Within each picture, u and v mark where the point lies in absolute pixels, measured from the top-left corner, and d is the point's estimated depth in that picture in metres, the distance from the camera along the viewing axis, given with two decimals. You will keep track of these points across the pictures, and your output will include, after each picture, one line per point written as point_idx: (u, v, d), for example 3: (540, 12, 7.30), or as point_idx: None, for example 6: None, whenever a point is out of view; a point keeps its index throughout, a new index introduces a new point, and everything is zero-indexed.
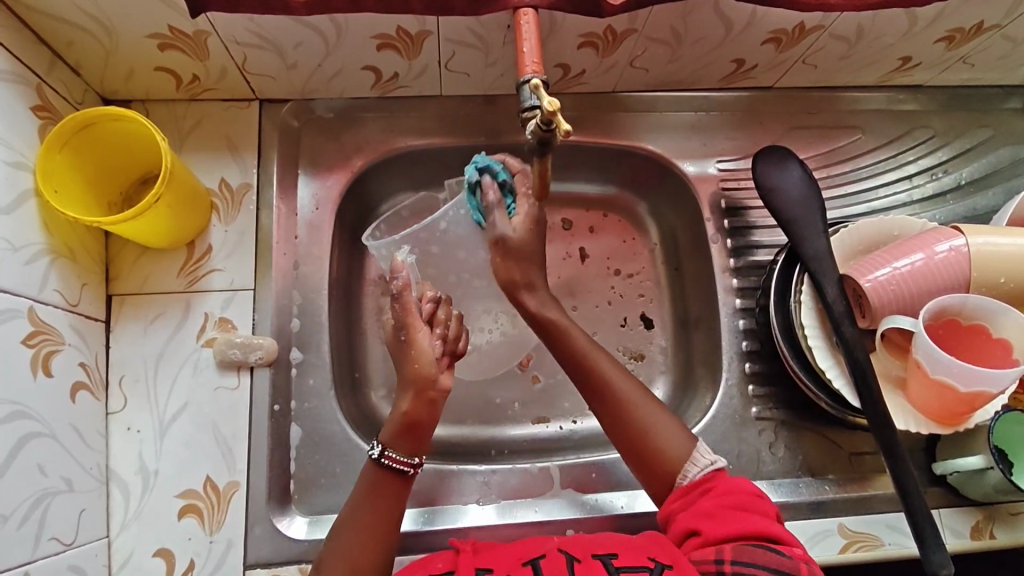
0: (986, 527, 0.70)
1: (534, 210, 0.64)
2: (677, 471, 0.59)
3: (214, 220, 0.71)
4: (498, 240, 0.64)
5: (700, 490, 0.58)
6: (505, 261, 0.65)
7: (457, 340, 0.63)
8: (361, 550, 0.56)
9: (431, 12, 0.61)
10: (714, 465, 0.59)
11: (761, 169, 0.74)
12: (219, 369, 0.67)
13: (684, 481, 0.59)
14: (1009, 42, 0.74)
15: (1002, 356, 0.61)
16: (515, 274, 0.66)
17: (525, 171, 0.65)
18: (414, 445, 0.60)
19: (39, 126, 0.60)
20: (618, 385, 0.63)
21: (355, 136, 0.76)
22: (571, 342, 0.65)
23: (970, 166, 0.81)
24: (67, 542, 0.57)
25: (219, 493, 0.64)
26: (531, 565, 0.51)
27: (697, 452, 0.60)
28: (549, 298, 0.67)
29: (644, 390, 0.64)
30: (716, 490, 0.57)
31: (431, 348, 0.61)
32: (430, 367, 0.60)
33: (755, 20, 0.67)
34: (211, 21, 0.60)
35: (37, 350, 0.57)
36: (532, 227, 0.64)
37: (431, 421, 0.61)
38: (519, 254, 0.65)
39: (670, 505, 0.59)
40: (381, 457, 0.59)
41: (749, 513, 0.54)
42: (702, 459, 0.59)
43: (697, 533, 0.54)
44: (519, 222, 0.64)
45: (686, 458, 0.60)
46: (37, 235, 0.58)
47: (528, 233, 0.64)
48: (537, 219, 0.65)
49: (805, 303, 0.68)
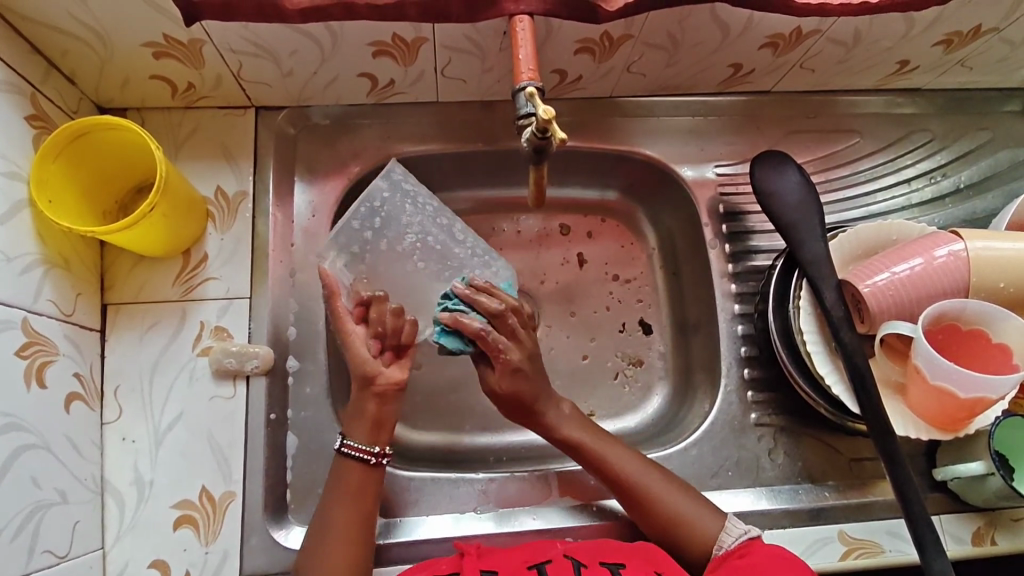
0: (988, 533, 0.70)
1: (512, 359, 0.64)
2: (711, 544, 0.60)
3: (210, 229, 0.70)
4: (491, 393, 0.65)
5: (735, 556, 0.57)
6: (506, 408, 0.66)
7: (397, 334, 0.63)
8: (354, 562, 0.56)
9: (427, 18, 0.61)
10: (747, 534, 0.60)
11: (759, 174, 0.73)
12: (215, 378, 0.67)
13: (719, 551, 0.59)
14: (1008, 44, 0.73)
15: (1002, 362, 0.60)
16: (520, 410, 0.65)
17: (489, 321, 0.63)
18: (373, 434, 0.61)
19: (34, 136, 0.60)
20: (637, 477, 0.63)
21: (351, 143, 0.76)
22: (589, 450, 0.65)
23: (970, 168, 0.81)
24: (61, 554, 0.57)
25: (215, 503, 0.64)
26: (537, 569, 0.52)
27: (728, 522, 0.61)
28: (561, 420, 0.66)
29: (666, 476, 0.64)
30: (755, 551, 0.56)
31: (365, 350, 0.62)
32: (363, 365, 0.61)
33: (752, 24, 0.66)
34: (206, 30, 0.60)
35: (30, 361, 0.56)
36: (516, 377, 0.64)
37: (389, 411, 0.62)
38: (516, 404, 0.65)
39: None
40: (341, 447, 0.61)
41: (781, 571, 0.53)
42: (736, 528, 0.60)
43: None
44: (500, 376, 0.64)
45: (719, 530, 0.60)
46: (31, 246, 0.58)
47: (513, 385, 0.64)
48: (518, 368, 0.64)
49: (804, 309, 0.68)
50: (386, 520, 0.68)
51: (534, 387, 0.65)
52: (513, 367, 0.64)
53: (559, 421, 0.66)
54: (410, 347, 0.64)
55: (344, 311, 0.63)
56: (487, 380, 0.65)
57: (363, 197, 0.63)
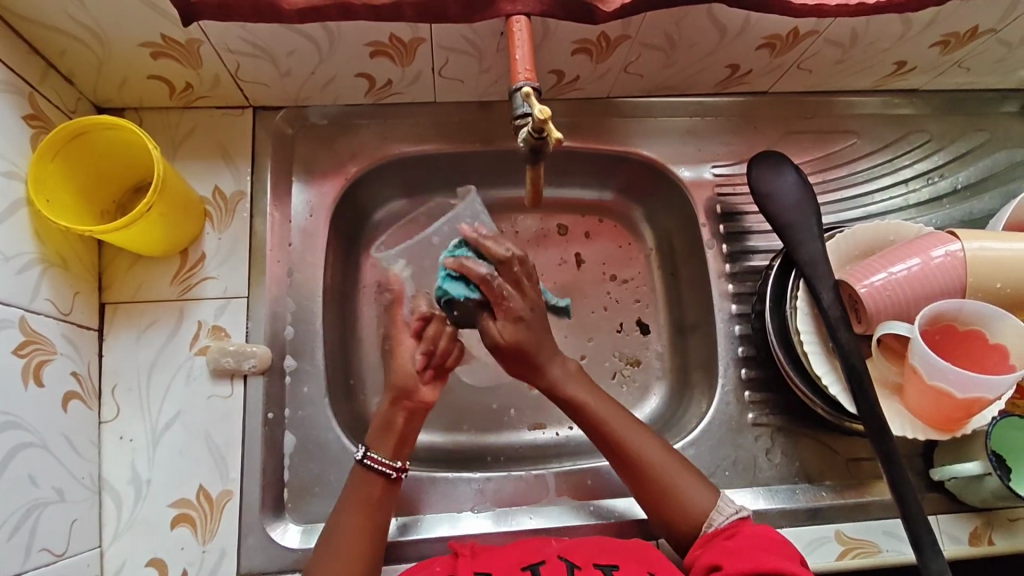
0: (984, 533, 0.70)
1: (513, 310, 0.61)
2: (702, 522, 0.60)
3: (207, 228, 0.70)
4: (492, 347, 0.62)
5: (723, 536, 0.57)
6: (506, 361, 0.63)
7: (445, 356, 0.63)
8: (354, 561, 0.57)
9: (424, 19, 0.61)
10: (738, 513, 0.59)
11: (757, 174, 0.73)
12: (212, 377, 0.67)
13: (710, 529, 0.59)
14: (1005, 46, 0.73)
15: (999, 362, 0.61)
16: (523, 365, 0.63)
17: (495, 269, 0.61)
18: (397, 449, 0.61)
19: (31, 135, 0.60)
20: (638, 447, 0.62)
21: (349, 143, 0.76)
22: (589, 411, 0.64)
23: (967, 169, 0.81)
24: (59, 553, 0.57)
25: (213, 502, 0.64)
26: (531, 570, 0.52)
27: (721, 501, 0.60)
28: (565, 374, 0.64)
29: (666, 449, 0.63)
30: (743, 532, 0.57)
31: (410, 362, 0.62)
32: (406, 377, 0.61)
33: (749, 26, 0.67)
34: (204, 29, 0.60)
35: (28, 359, 0.56)
36: (523, 325, 0.61)
37: (413, 428, 0.62)
38: (516, 357, 0.62)
39: (692, 552, 0.58)
40: (363, 458, 0.60)
41: (772, 554, 0.53)
42: (728, 507, 0.60)
43: (719, 567, 0.54)
44: (504, 325, 0.61)
45: (711, 509, 0.60)
46: (29, 245, 0.58)
47: (518, 334, 0.61)
48: (522, 316, 0.61)
49: (800, 309, 0.68)
50: (403, 519, 0.68)
51: (541, 334, 0.62)
52: (516, 314, 0.61)
53: (560, 374, 0.64)
54: (448, 373, 0.64)
55: (403, 323, 0.65)
56: (487, 335, 0.62)
57: (449, 218, 0.72)
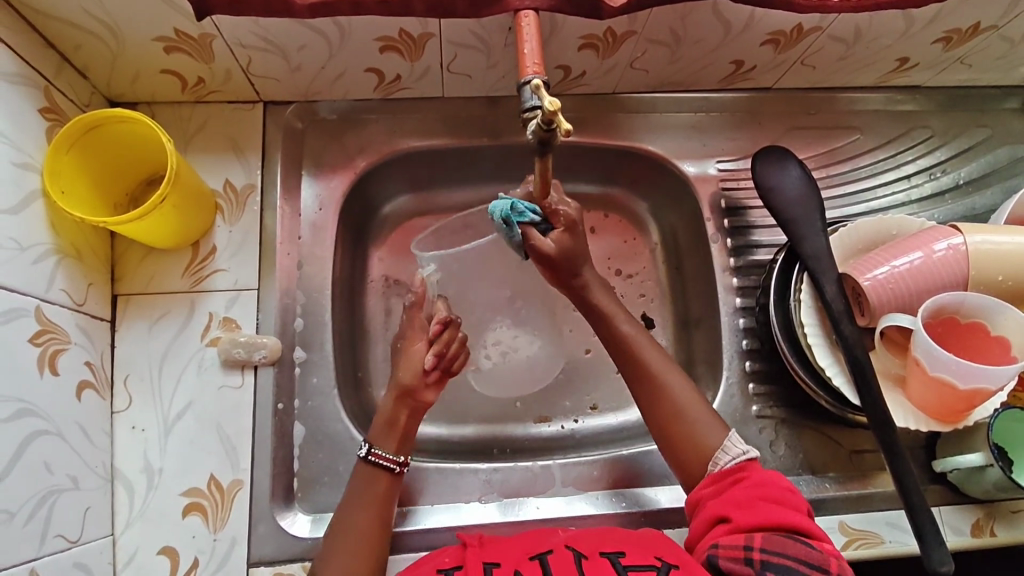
0: (986, 524, 0.71)
1: (567, 219, 0.65)
2: (707, 460, 0.60)
3: (218, 222, 0.71)
4: (543, 262, 0.65)
5: (732, 480, 0.57)
6: (552, 272, 0.66)
7: (453, 360, 0.68)
8: (360, 548, 0.57)
9: (433, 14, 0.62)
10: (746, 454, 0.59)
11: (761, 169, 0.74)
12: (223, 368, 0.67)
13: (716, 468, 0.59)
14: (1007, 42, 0.74)
15: (1001, 354, 0.61)
16: (564, 274, 0.67)
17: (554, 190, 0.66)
18: (399, 446, 0.63)
19: (46, 128, 0.61)
20: (653, 363, 0.64)
21: (358, 138, 0.77)
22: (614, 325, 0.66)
23: (968, 165, 0.82)
24: (73, 540, 0.58)
25: (223, 491, 0.65)
26: (538, 560, 0.52)
27: (728, 441, 0.60)
28: (595, 283, 0.68)
29: (679, 373, 0.64)
30: (750, 479, 0.56)
31: (420, 360, 0.66)
32: (411, 376, 0.65)
33: (754, 21, 0.67)
34: (217, 24, 0.61)
35: (43, 348, 0.57)
36: (571, 234, 0.65)
37: (413, 426, 0.65)
38: (561, 266, 0.66)
39: (702, 490, 0.58)
40: (368, 455, 0.62)
41: (780, 506, 0.53)
42: (735, 448, 0.59)
43: (728, 520, 0.54)
44: (558, 234, 0.65)
45: (718, 447, 0.60)
46: (44, 236, 0.58)
47: (568, 242, 0.65)
48: (572, 226, 0.65)
49: (804, 302, 0.68)
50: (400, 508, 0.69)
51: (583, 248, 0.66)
52: (570, 222, 0.65)
53: (595, 288, 0.68)
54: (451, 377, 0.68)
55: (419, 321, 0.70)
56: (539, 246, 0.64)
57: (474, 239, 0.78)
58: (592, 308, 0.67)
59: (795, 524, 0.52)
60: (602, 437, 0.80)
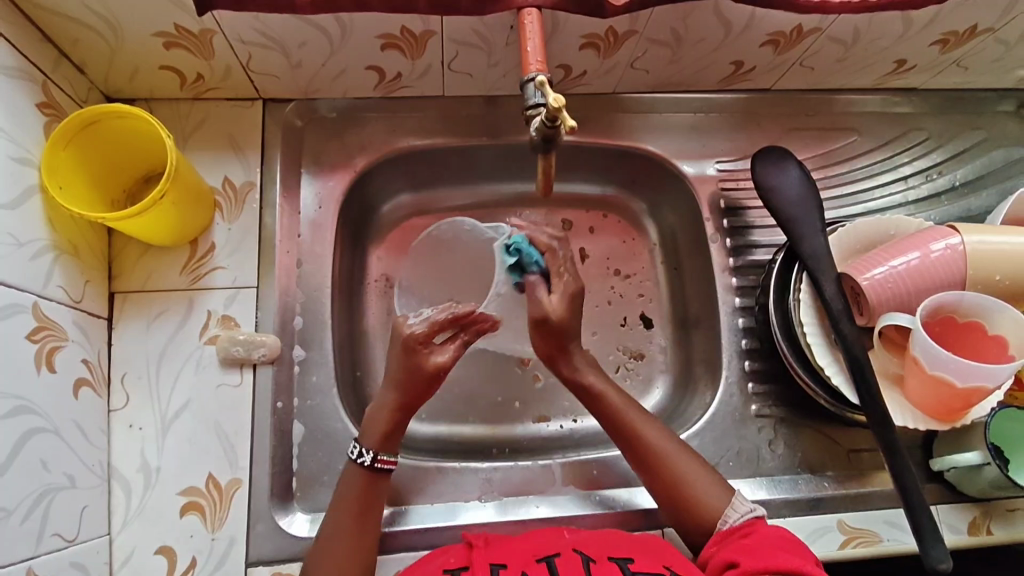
0: (983, 522, 0.71)
1: (569, 283, 0.66)
2: (717, 516, 0.59)
3: (217, 219, 0.71)
4: (539, 318, 0.65)
5: (739, 534, 0.57)
6: (544, 336, 0.66)
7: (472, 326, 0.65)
8: (352, 552, 0.57)
9: (435, 11, 0.62)
10: (754, 512, 0.59)
11: (760, 170, 0.75)
12: (221, 367, 0.67)
13: (723, 525, 0.59)
14: (1002, 44, 0.75)
15: (998, 352, 0.62)
16: (552, 345, 0.67)
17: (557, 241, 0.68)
18: (383, 441, 0.61)
19: (44, 123, 0.60)
20: (648, 433, 0.64)
21: (358, 136, 0.76)
22: None
23: (964, 167, 0.83)
24: (69, 538, 0.57)
25: (221, 490, 0.64)
26: (546, 563, 0.52)
27: (736, 499, 0.60)
28: (583, 363, 0.68)
29: (675, 440, 0.64)
30: (759, 532, 0.56)
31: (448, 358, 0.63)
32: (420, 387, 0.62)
33: (754, 22, 0.68)
34: (218, 19, 0.61)
35: (40, 345, 0.57)
36: (572, 302, 0.66)
37: (402, 422, 0.62)
38: (558, 332, 0.66)
39: (708, 548, 0.58)
40: (374, 462, 0.60)
41: (787, 553, 0.52)
42: (742, 505, 0.59)
43: (736, 565, 0.53)
44: (559, 298, 0.66)
45: (724, 505, 0.60)
46: (42, 232, 0.58)
47: (569, 310, 0.66)
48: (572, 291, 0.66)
49: (804, 301, 0.69)
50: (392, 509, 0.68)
51: (568, 333, 0.66)
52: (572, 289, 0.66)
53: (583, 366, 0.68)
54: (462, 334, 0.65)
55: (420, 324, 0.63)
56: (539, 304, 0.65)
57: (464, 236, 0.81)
58: (581, 387, 0.67)
59: (807, 569, 0.50)
60: (601, 436, 0.79)
